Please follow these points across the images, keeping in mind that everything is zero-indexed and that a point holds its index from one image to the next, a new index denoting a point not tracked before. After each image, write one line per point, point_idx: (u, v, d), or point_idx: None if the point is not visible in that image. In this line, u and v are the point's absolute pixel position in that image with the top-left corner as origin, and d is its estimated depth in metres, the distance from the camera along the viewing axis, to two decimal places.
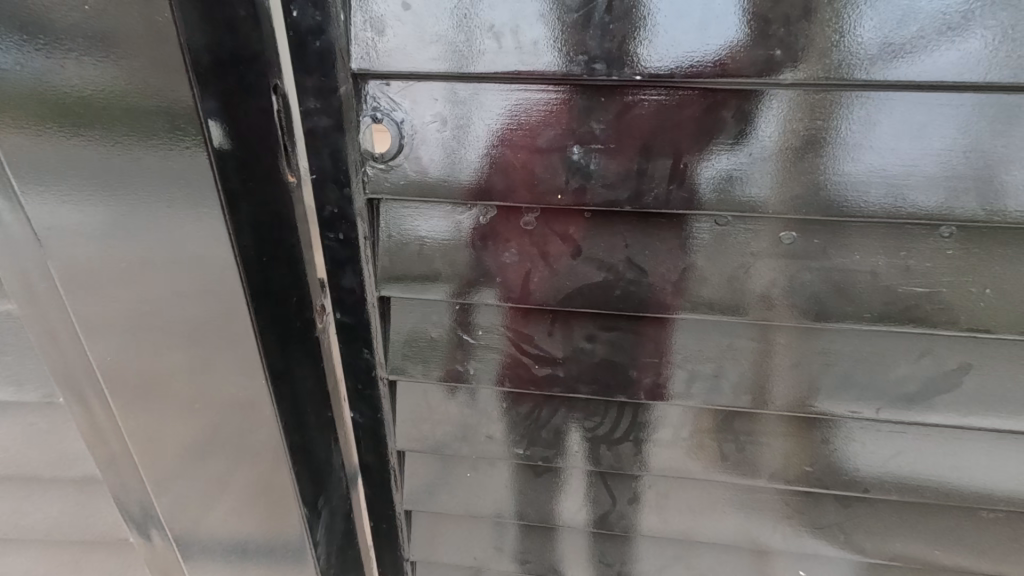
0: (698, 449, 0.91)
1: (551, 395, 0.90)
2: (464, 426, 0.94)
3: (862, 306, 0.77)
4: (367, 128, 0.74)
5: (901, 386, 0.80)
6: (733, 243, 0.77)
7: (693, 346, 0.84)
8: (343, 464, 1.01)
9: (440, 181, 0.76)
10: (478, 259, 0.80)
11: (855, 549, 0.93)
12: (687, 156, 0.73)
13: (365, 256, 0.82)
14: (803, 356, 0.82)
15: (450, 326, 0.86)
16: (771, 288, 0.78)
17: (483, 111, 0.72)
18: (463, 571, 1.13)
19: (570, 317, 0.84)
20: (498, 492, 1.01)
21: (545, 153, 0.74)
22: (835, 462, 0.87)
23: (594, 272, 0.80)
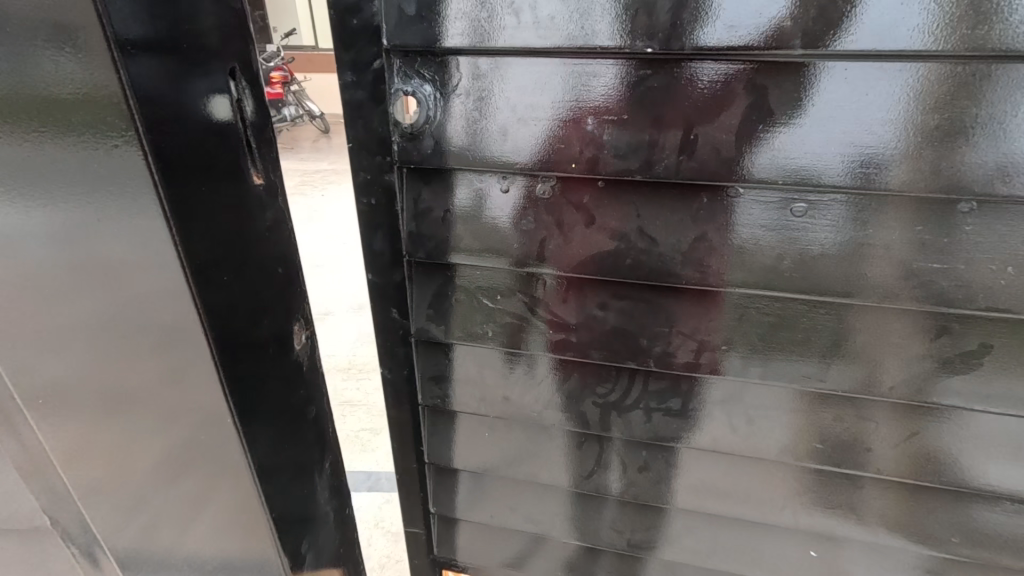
0: (708, 422, 0.89)
1: (563, 361, 0.89)
2: (479, 386, 0.95)
3: (875, 281, 0.73)
4: (403, 103, 0.74)
5: (909, 359, 0.78)
6: (791, 224, 0.72)
7: (700, 321, 0.81)
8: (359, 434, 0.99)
9: (469, 154, 0.75)
10: (496, 226, 0.80)
11: (864, 526, 0.94)
12: (706, 128, 0.68)
13: (392, 223, 0.83)
14: (813, 331, 0.79)
15: (470, 287, 0.86)
16: (784, 261, 0.74)
17: (504, 83, 0.71)
18: (477, 532, 1.15)
19: (580, 286, 0.81)
20: (512, 455, 1.02)
21: (562, 123, 0.71)
22: (848, 438, 0.87)
23: (606, 241, 0.77)
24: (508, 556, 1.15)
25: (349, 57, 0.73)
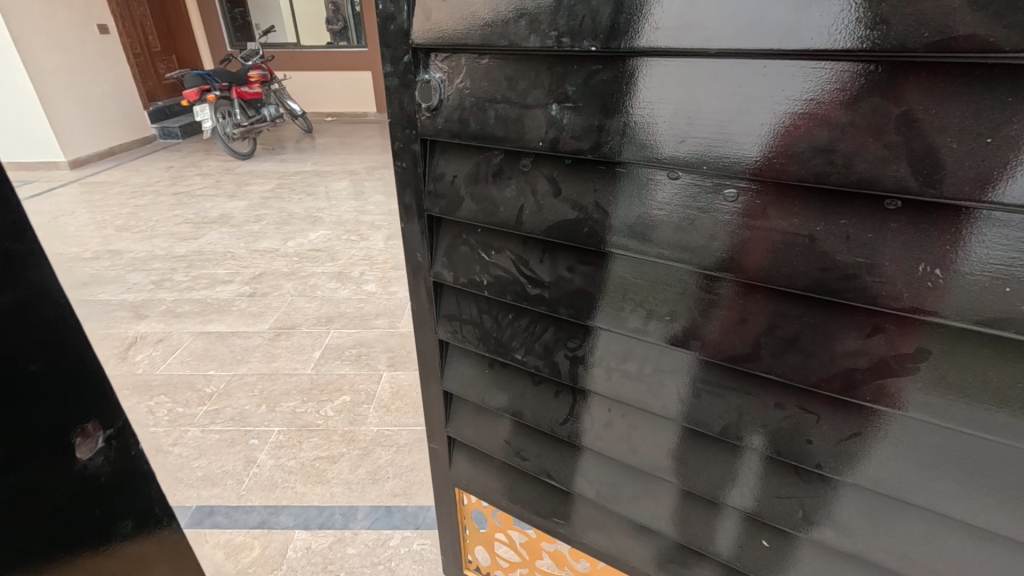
0: (737, 421, 0.38)
1: (459, 356, 0.54)
2: (424, 296, 0.52)
3: (806, 271, 0.31)
4: (423, 84, 0.41)
5: (844, 361, 0.32)
6: (734, 217, 0.32)
7: (627, 277, 0.39)
8: (324, 410, 0.92)
9: (663, 219, 0.35)
10: (474, 195, 0.43)
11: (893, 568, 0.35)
12: (644, 117, 0.33)
13: (414, 149, 0.45)
14: (759, 315, 0.34)
15: (476, 190, 0.43)
16: (750, 241, 0.32)
17: (477, 65, 0.39)
18: (474, 451, 0.59)
19: (674, 289, 0.37)
20: (435, 327, 0.53)
21: (501, 100, 0.38)
22: (855, 342, 0.31)
23: (506, 216, 0.41)
24: (511, 495, 0.56)
25: (389, 49, 0.43)
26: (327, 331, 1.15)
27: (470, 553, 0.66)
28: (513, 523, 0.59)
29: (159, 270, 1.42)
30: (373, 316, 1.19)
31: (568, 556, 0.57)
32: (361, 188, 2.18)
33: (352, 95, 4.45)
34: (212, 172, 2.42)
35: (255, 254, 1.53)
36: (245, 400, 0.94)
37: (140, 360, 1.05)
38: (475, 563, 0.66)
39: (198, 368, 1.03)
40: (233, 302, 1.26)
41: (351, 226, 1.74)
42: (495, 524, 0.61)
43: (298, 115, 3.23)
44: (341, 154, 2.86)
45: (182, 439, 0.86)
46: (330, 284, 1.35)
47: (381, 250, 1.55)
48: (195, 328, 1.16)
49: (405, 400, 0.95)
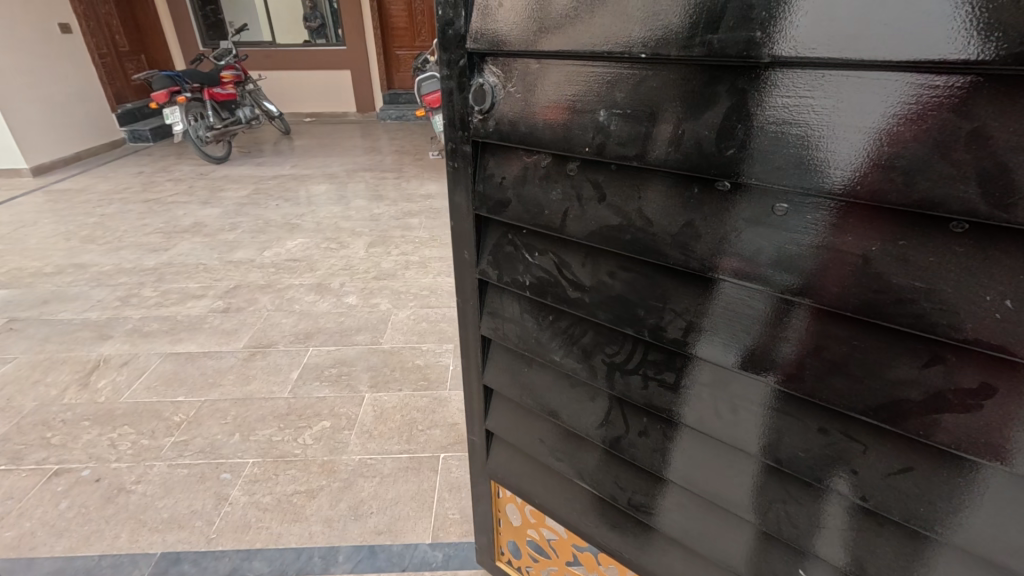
0: (778, 442, 0.36)
1: (498, 355, 0.55)
2: (468, 293, 0.53)
3: (854, 292, 0.29)
4: (476, 88, 0.41)
5: (896, 391, 0.30)
6: (783, 232, 0.31)
7: (670, 286, 0.37)
8: (302, 438, 0.87)
9: (760, 237, 0.32)
10: (519, 199, 0.43)
11: None
12: (692, 124, 0.31)
13: (461, 150, 0.46)
14: (806, 334, 0.32)
15: (521, 195, 0.43)
16: (799, 258, 0.30)
17: (528, 69, 0.38)
18: (510, 447, 0.59)
19: (720, 306, 0.35)
20: (477, 324, 0.54)
21: (550, 105, 0.37)
22: (912, 375, 0.29)
23: (549, 221, 0.41)
24: (545, 495, 0.57)
25: (446, 52, 0.43)
26: (305, 349, 1.09)
27: (502, 545, 0.66)
28: (546, 520, 0.59)
29: (126, 285, 1.35)
30: (355, 332, 1.13)
31: (599, 560, 0.57)
32: (343, 192, 2.11)
33: (332, 95, 4.34)
34: (184, 177, 2.32)
35: (230, 265, 1.45)
36: (215, 429, 0.88)
37: (103, 387, 0.99)
38: (507, 556, 0.66)
39: (167, 394, 0.96)
40: (205, 319, 1.19)
41: (331, 233, 1.67)
42: (528, 519, 0.62)
43: (275, 116, 3.13)
44: (320, 156, 2.77)
45: (146, 476, 0.80)
46: (309, 296, 1.29)
47: (362, 259, 1.49)
48: (163, 349, 1.09)
49: (389, 423, 0.90)
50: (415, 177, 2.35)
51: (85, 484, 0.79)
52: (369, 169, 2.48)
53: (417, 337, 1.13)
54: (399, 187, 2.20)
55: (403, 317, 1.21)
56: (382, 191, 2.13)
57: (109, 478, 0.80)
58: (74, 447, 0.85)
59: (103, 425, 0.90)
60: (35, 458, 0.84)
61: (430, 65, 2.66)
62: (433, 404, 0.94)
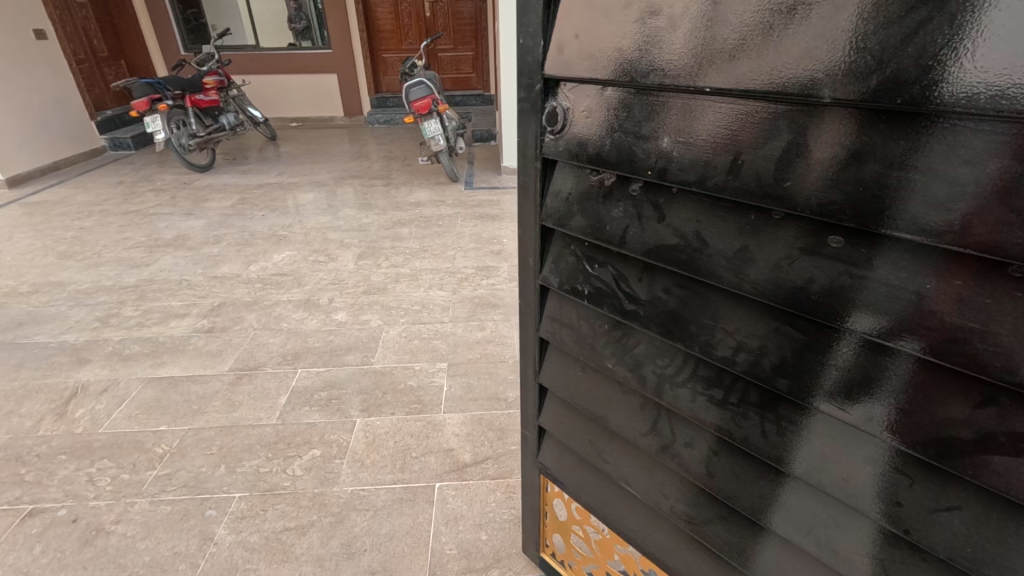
0: (822, 467, 0.38)
1: (554, 352, 0.60)
2: (532, 297, 0.59)
3: (907, 325, 0.30)
4: (550, 110, 0.47)
5: (945, 429, 0.30)
6: (836, 262, 0.33)
7: (722, 306, 0.40)
8: (291, 469, 0.83)
9: (814, 263, 0.34)
10: (584, 212, 0.48)
11: None
12: (753, 155, 0.34)
13: (531, 163, 0.52)
14: (855, 363, 0.34)
15: (586, 211, 0.48)
16: (852, 290, 0.32)
17: (601, 97, 0.42)
18: (559, 445, 0.64)
19: (771, 328, 0.38)
20: (537, 324, 0.59)
21: (619, 131, 0.42)
22: (959, 413, 0.30)
23: (610, 236, 0.46)
24: (590, 495, 0.61)
25: (526, 78, 0.48)
26: (294, 371, 1.05)
27: (548, 538, 0.70)
28: (589, 519, 0.62)
29: (105, 305, 1.30)
30: (345, 352, 1.10)
31: (639, 563, 0.59)
32: (332, 201, 2.07)
33: (319, 99, 4.28)
34: (165, 187, 2.26)
35: (214, 281, 1.41)
36: (200, 461, 0.85)
37: (81, 417, 0.94)
38: (552, 548, 0.70)
39: (148, 423, 0.93)
40: (189, 339, 1.15)
41: (320, 245, 1.63)
42: (572, 516, 0.65)
43: (260, 122, 3.07)
44: (308, 163, 2.73)
45: (126, 515, 0.76)
46: (297, 314, 1.25)
47: (351, 273, 1.45)
48: (145, 374, 1.05)
49: (382, 451, 0.87)
50: (404, 184, 2.31)
51: (61, 525, 0.75)
52: (357, 177, 2.44)
53: (409, 356, 1.10)
54: (387, 195, 2.15)
55: (395, 335, 1.18)
56: (370, 199, 2.09)
57: (87, 518, 0.76)
58: (50, 484, 0.82)
59: (81, 459, 0.86)
60: (7, 496, 0.80)
61: (417, 69, 2.63)
62: (427, 429, 0.91)
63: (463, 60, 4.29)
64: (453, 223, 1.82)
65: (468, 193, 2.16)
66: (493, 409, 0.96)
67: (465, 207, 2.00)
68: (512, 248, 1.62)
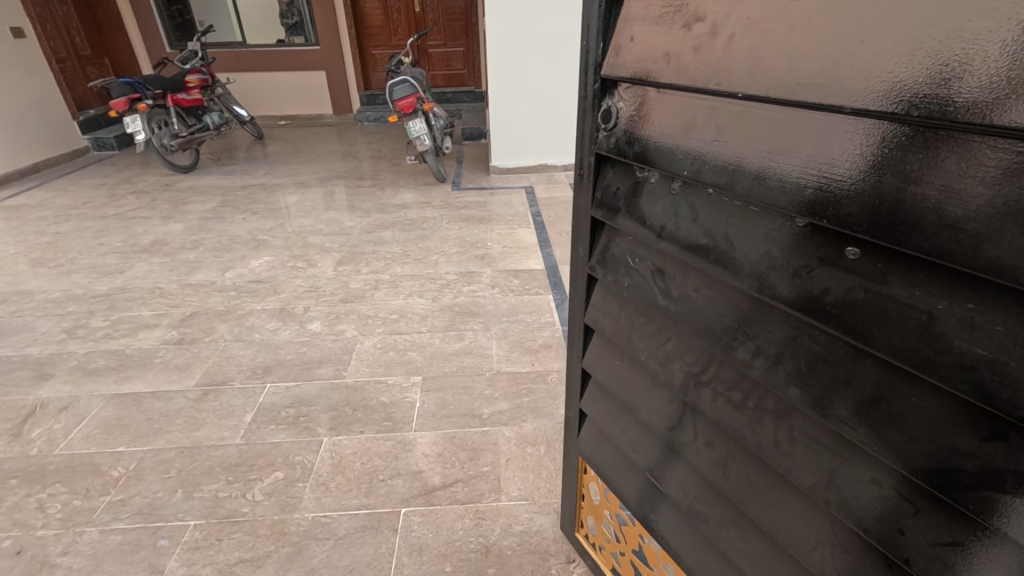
0: (830, 482, 0.37)
1: (595, 342, 0.62)
2: (580, 283, 0.61)
3: (915, 346, 0.29)
4: (604, 109, 0.49)
5: (949, 459, 0.29)
6: (853, 276, 0.32)
7: (745, 310, 0.40)
8: (251, 494, 0.82)
9: (832, 274, 0.33)
10: (627, 208, 0.50)
11: None
12: (775, 163, 0.34)
13: (586, 158, 0.54)
14: (866, 378, 0.33)
15: (630, 206, 0.49)
16: (865, 305, 0.31)
17: (648, 97, 0.44)
18: (597, 431, 0.65)
19: (791, 336, 0.37)
20: (581, 307, 0.61)
21: (661, 131, 0.43)
22: (967, 446, 0.29)
23: (647, 232, 0.47)
24: (619, 482, 0.62)
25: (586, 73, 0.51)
26: (262, 388, 1.03)
27: (583, 519, 0.73)
28: (618, 504, 0.64)
29: (74, 315, 1.27)
30: (317, 367, 1.07)
31: (659, 557, 0.59)
32: (314, 203, 2.03)
33: (310, 97, 4.22)
34: (145, 189, 2.22)
35: (187, 288, 1.38)
36: (158, 486, 0.83)
37: (37, 438, 0.93)
38: (585, 530, 0.72)
39: (106, 445, 0.91)
40: (156, 353, 1.13)
41: (299, 250, 1.59)
42: (604, 501, 0.67)
43: (247, 121, 3.02)
44: (293, 163, 2.68)
45: (74, 546, 0.74)
46: (270, 324, 1.22)
47: (329, 279, 1.42)
48: (108, 390, 1.03)
49: (347, 474, 0.85)
50: (390, 185, 2.27)
51: (4, 558, 0.73)
52: (343, 177, 2.39)
53: (383, 368, 1.08)
54: (371, 196, 2.11)
55: (370, 346, 1.15)
56: (354, 201, 2.05)
57: (33, 549, 0.74)
58: None
59: (32, 484, 0.84)
60: None
61: (404, 67, 2.58)
62: (396, 449, 0.89)
63: (453, 57, 4.24)
64: (438, 226, 1.78)
65: (454, 194, 2.12)
66: (467, 427, 0.94)
67: (451, 209, 1.96)
68: (496, 252, 1.59)
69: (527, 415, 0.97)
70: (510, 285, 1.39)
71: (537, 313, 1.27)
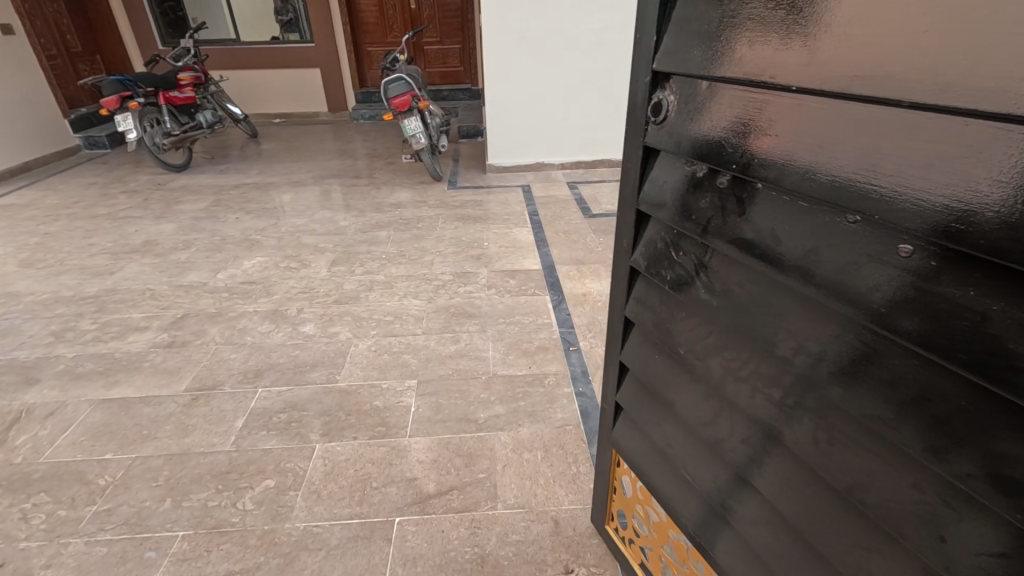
0: (869, 486, 0.35)
1: (634, 336, 0.61)
2: (620, 273, 0.61)
3: (965, 346, 0.28)
4: (655, 102, 0.49)
5: (998, 465, 0.28)
6: (901, 274, 0.31)
7: (788, 305, 0.39)
8: (241, 503, 0.80)
9: (879, 272, 0.32)
10: (672, 202, 0.49)
11: None
12: (825, 157, 0.33)
13: (634, 150, 0.53)
14: (911, 378, 0.31)
15: (675, 200, 0.48)
16: (913, 303, 0.30)
17: (700, 90, 0.44)
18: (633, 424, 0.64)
19: (835, 334, 0.36)
20: (621, 298, 0.61)
21: (714, 125, 0.42)
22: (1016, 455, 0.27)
23: (692, 226, 0.46)
24: (654, 477, 0.61)
25: (641, 64, 0.50)
26: (253, 392, 1.01)
27: (614, 512, 0.73)
28: (651, 499, 0.63)
29: (62, 317, 1.24)
30: (309, 371, 1.05)
31: (689, 554, 0.59)
32: (309, 202, 2.00)
33: (305, 95, 4.19)
34: (137, 189, 2.19)
35: (179, 289, 1.36)
36: (144, 494, 0.82)
37: (22, 445, 0.91)
38: (617, 524, 0.72)
39: (93, 452, 0.89)
40: (145, 356, 1.11)
41: (292, 250, 1.57)
42: (637, 495, 0.66)
43: (240, 119, 2.99)
44: (286, 162, 2.65)
45: (58, 558, 0.72)
46: (262, 326, 1.20)
47: (323, 280, 1.40)
48: (96, 396, 1.01)
49: (340, 482, 0.83)
50: (385, 183, 2.24)
51: None
52: (337, 175, 2.37)
53: (377, 372, 1.06)
54: (366, 195, 2.08)
55: (364, 349, 1.13)
56: (349, 200, 2.03)
57: (15, 562, 0.72)
58: None
59: (16, 493, 0.82)
60: None
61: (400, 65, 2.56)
62: (390, 456, 0.88)
63: (449, 54, 4.22)
64: (434, 226, 1.76)
65: (450, 193, 2.10)
66: (462, 432, 0.92)
67: (447, 208, 1.94)
68: (492, 252, 1.57)
69: (524, 419, 0.95)
70: (506, 285, 1.38)
71: (534, 314, 1.26)
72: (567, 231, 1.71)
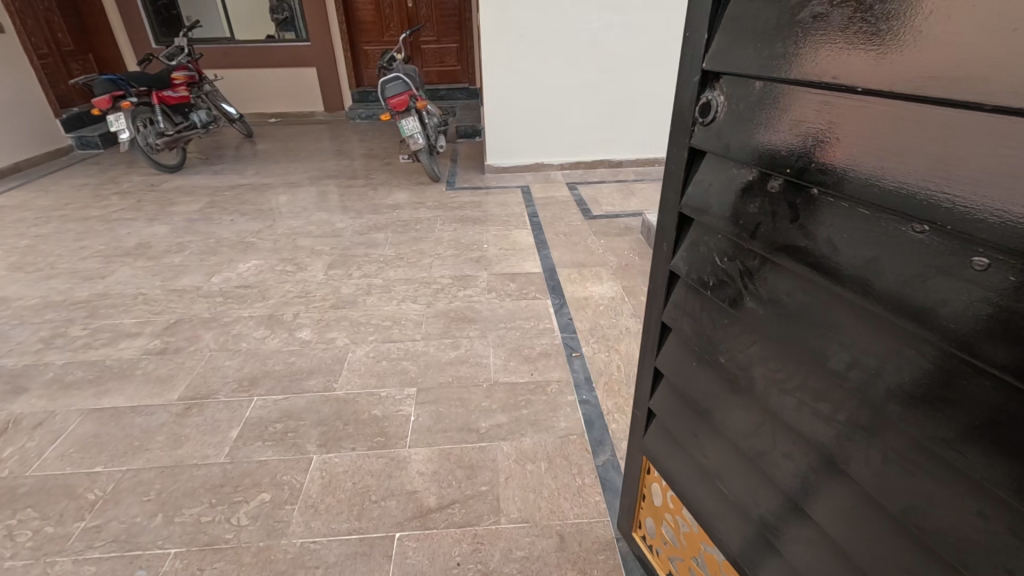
0: (927, 511, 0.33)
1: (670, 343, 0.59)
2: (655, 277, 0.59)
3: None
4: (704, 103, 0.47)
5: None
6: (973, 289, 0.29)
7: (841, 317, 0.37)
8: (235, 518, 0.77)
9: (948, 286, 0.30)
10: (718, 206, 0.47)
11: None
12: (892, 163, 0.32)
13: (679, 152, 0.52)
14: (981, 400, 0.30)
15: (722, 203, 0.47)
16: (988, 320, 0.28)
17: (754, 91, 0.42)
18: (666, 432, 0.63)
19: (893, 350, 0.34)
20: (657, 302, 0.59)
21: (767, 126, 0.40)
22: None
23: (740, 232, 0.44)
24: (688, 486, 0.59)
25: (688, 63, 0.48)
26: (248, 401, 0.99)
27: (641, 520, 0.71)
28: (682, 509, 0.62)
29: (51, 323, 1.21)
30: (306, 379, 1.03)
31: (722, 567, 0.57)
32: (305, 203, 1.98)
33: (300, 95, 4.15)
34: (130, 190, 2.16)
35: (172, 294, 1.33)
36: (135, 510, 0.79)
37: (9, 457, 0.88)
38: (642, 531, 0.71)
39: (83, 465, 0.87)
40: (138, 364, 1.08)
41: (288, 253, 1.54)
42: (667, 504, 0.65)
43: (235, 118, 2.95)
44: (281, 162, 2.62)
45: None
46: (258, 332, 1.18)
47: (320, 284, 1.37)
48: (86, 405, 0.98)
49: (338, 495, 0.81)
50: (382, 184, 2.22)
51: None
52: (334, 176, 2.34)
53: (375, 380, 1.04)
54: (364, 196, 2.06)
55: (361, 356, 1.10)
56: (346, 201, 2.00)
57: None
58: None
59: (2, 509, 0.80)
60: None
61: (398, 64, 2.54)
62: (390, 467, 0.85)
63: (446, 53, 4.18)
64: (432, 228, 1.74)
65: (449, 194, 2.07)
66: (463, 442, 0.90)
67: (446, 209, 1.91)
68: (492, 255, 1.54)
69: (526, 429, 0.93)
70: (507, 289, 1.35)
71: (536, 319, 1.23)
72: (567, 233, 1.69)
